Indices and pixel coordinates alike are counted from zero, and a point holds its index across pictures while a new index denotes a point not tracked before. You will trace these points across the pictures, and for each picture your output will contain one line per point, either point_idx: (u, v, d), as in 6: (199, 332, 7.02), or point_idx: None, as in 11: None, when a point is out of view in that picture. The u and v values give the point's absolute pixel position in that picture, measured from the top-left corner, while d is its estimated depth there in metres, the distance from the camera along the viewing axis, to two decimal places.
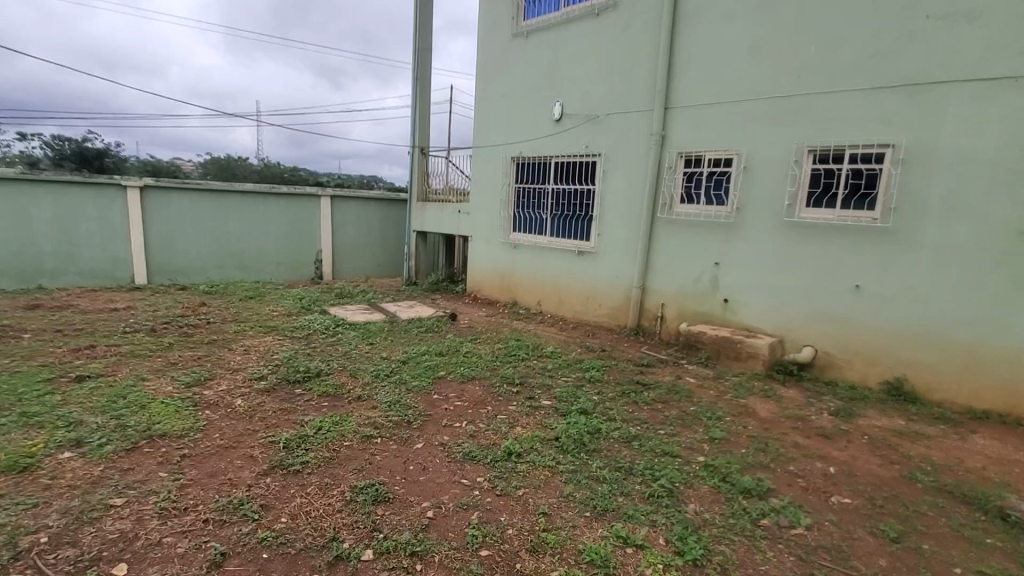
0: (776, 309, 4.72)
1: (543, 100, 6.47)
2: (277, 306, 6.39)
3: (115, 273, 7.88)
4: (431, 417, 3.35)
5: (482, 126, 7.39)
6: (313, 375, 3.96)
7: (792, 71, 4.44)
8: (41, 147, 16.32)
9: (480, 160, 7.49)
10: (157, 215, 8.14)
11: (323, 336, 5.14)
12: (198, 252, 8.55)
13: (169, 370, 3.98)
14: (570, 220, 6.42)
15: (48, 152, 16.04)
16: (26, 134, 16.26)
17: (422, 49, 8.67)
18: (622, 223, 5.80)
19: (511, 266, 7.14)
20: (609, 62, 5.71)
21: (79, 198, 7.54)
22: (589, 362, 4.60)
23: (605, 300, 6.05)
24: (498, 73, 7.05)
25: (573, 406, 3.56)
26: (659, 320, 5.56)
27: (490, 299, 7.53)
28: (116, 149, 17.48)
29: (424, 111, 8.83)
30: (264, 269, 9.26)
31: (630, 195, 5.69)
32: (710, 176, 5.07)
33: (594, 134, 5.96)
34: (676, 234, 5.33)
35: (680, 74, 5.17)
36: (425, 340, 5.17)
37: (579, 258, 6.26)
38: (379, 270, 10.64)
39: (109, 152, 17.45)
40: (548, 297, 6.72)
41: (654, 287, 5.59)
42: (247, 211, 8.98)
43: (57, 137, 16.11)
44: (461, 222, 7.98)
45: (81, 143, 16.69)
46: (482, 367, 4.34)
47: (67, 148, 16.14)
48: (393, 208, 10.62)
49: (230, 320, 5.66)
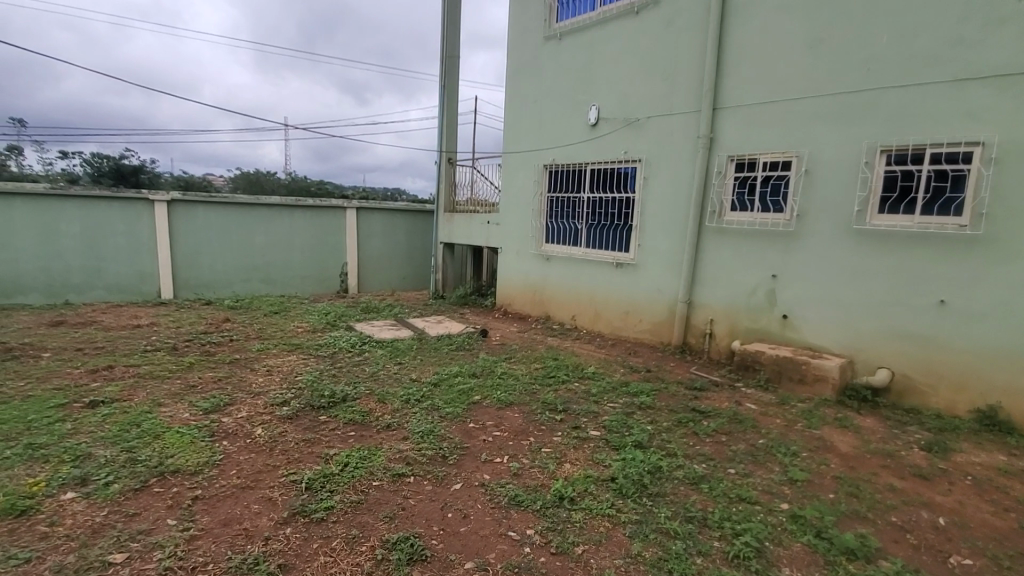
0: (843, 326, 4.25)
1: (577, 105, 6.15)
2: (302, 321, 6.16)
3: (141, 288, 7.80)
4: (469, 450, 3.00)
5: (512, 133, 7.09)
6: (339, 400, 3.65)
7: (860, 63, 4.02)
8: (81, 165, 16.78)
9: (510, 168, 7.19)
10: (183, 229, 8.05)
11: (349, 355, 4.86)
12: (223, 266, 8.43)
13: (188, 393, 3.73)
14: (607, 230, 6.04)
15: (88, 170, 16.49)
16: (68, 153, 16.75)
17: (449, 56, 8.46)
18: (665, 233, 5.40)
19: (544, 278, 6.79)
20: (650, 62, 5.36)
21: (108, 213, 7.50)
22: (636, 385, 4.19)
23: (646, 315, 5.64)
24: (528, 78, 6.76)
25: (627, 439, 3.16)
26: (707, 337, 5.13)
27: (521, 313, 7.19)
28: (152, 166, 17.85)
29: (452, 121, 8.61)
30: (289, 282, 9.10)
31: (673, 203, 5.30)
32: (765, 181, 4.65)
33: (633, 140, 5.60)
34: (726, 245, 4.90)
35: (729, 72, 4.79)
36: (456, 359, 4.84)
37: (617, 270, 5.87)
38: (405, 283, 10.40)
39: (145, 169, 17.84)
40: (583, 312, 6.34)
41: (702, 302, 5.16)
42: (272, 224, 8.85)
43: (96, 155, 16.53)
44: (490, 233, 7.67)
45: (120, 161, 17.09)
46: (519, 390, 3.97)
47: (106, 166, 16.55)
48: (418, 220, 10.40)
49: (254, 337, 5.43)
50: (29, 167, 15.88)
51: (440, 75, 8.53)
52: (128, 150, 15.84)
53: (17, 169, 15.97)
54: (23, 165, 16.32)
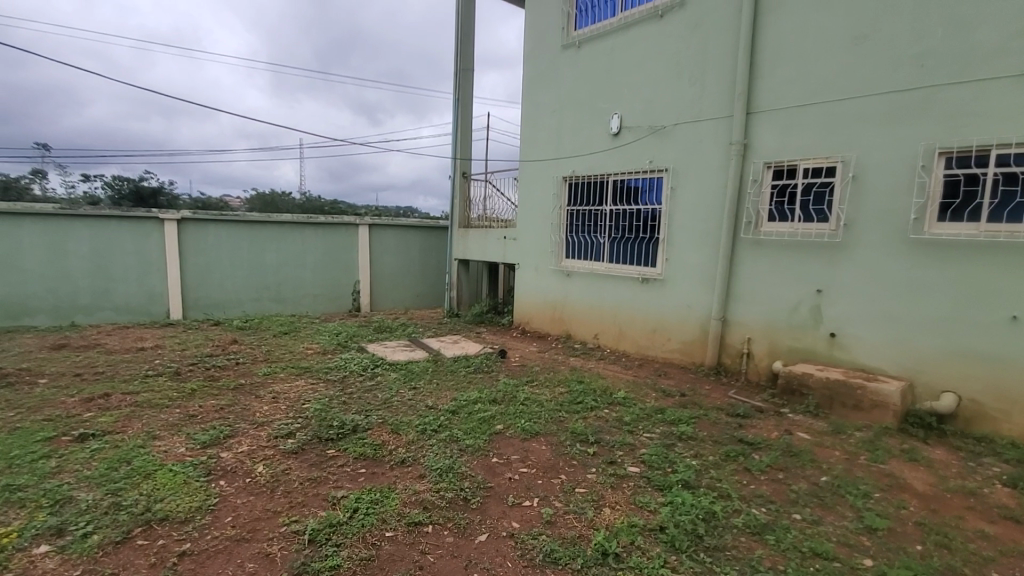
0: (901, 346, 3.85)
1: (598, 113, 5.88)
2: (312, 342, 5.89)
3: (150, 308, 7.62)
4: (493, 491, 2.65)
5: (529, 145, 6.84)
6: (348, 432, 3.34)
7: (912, 59, 3.69)
8: (102, 188, 16.95)
9: (527, 181, 6.92)
10: (193, 248, 7.88)
11: (360, 378, 4.56)
12: (234, 285, 8.24)
13: (186, 424, 3.44)
14: (632, 244, 5.72)
15: (107, 192, 16.64)
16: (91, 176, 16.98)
17: (463, 69, 8.28)
18: (695, 245, 5.06)
19: (564, 295, 6.46)
20: (676, 67, 5.09)
21: (117, 232, 7.35)
22: (673, 412, 3.82)
23: (676, 334, 5.27)
24: (545, 87, 6.53)
25: (671, 477, 2.79)
26: (745, 358, 4.75)
27: (540, 331, 6.86)
28: (171, 188, 17.99)
29: (466, 134, 8.40)
30: (300, 301, 8.88)
31: (704, 213, 4.96)
32: (807, 190, 4.31)
33: (659, 148, 5.30)
34: (764, 258, 4.55)
35: (763, 74, 4.50)
36: (474, 383, 4.51)
37: (643, 286, 5.53)
38: (418, 301, 10.14)
39: (164, 191, 18.00)
40: (606, 330, 5.99)
41: (737, 320, 4.79)
42: (284, 242, 8.66)
43: (115, 178, 16.68)
44: (507, 248, 7.38)
45: (139, 183, 17.24)
46: (544, 418, 3.62)
47: (125, 189, 16.69)
48: (432, 236, 10.17)
49: (261, 360, 5.16)
50: (51, 190, 16.05)
51: (454, 88, 8.35)
52: (148, 175, 16.46)
53: (38, 192, 16.16)
54: (44, 188, 16.49)
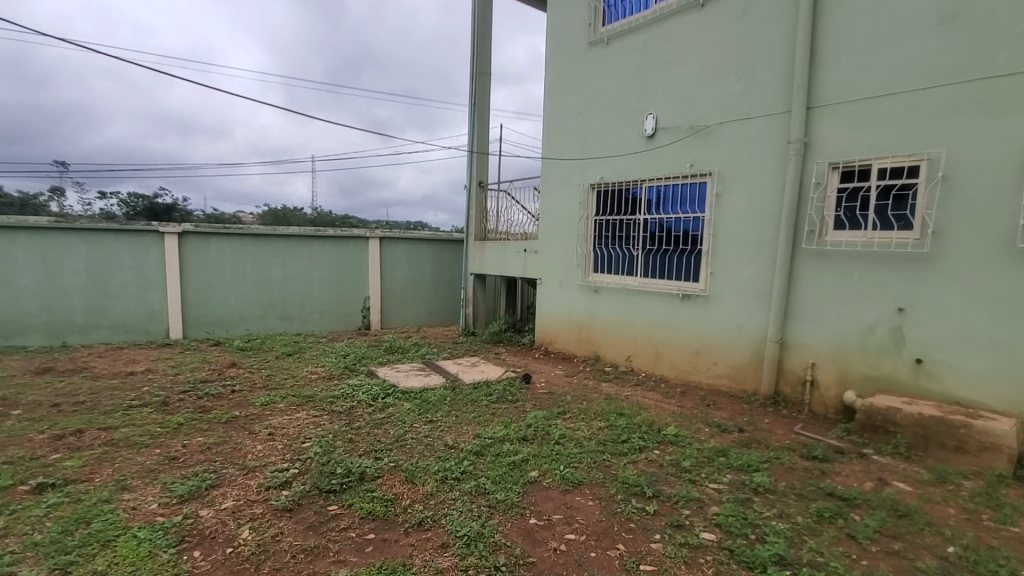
0: (1007, 375, 3.24)
1: (630, 114, 5.37)
2: (317, 366, 5.37)
3: (148, 327, 7.17)
4: (537, 570, 2.08)
5: (553, 150, 6.35)
6: (355, 481, 2.79)
7: (1015, 38, 3.14)
8: (117, 204, 16.78)
9: (549, 189, 6.42)
10: (195, 263, 7.45)
11: (369, 410, 4.01)
12: (237, 302, 7.79)
13: (165, 469, 2.92)
14: (670, 256, 5.16)
15: (123, 209, 16.45)
16: (106, 193, 16.84)
17: (480, 73, 7.85)
18: (747, 258, 4.49)
19: (592, 313, 5.90)
20: (720, 60, 4.59)
21: (115, 247, 6.94)
22: (737, 455, 3.22)
23: (723, 358, 4.69)
24: (570, 89, 6.05)
25: (760, 550, 2.19)
26: (808, 386, 4.16)
27: (565, 352, 6.29)
28: (185, 204, 17.78)
29: (482, 142, 7.94)
30: (307, 319, 8.40)
31: (756, 222, 4.41)
32: (883, 194, 3.75)
33: (701, 150, 4.77)
34: (831, 272, 3.99)
35: (825, 65, 3.99)
36: (499, 415, 3.94)
37: (684, 303, 4.96)
38: (430, 318, 9.64)
39: (178, 207, 17.80)
40: (640, 352, 5.41)
41: (798, 343, 4.21)
42: (290, 256, 8.21)
43: (132, 195, 16.53)
44: (528, 262, 6.85)
45: (155, 199, 17.07)
46: (586, 463, 3.04)
47: (140, 205, 16.49)
48: (446, 250, 9.68)
49: (260, 387, 4.64)
50: (68, 206, 15.89)
51: (470, 93, 7.92)
52: (162, 188, 15.50)
53: (56, 207, 16.02)
54: (61, 204, 16.31)
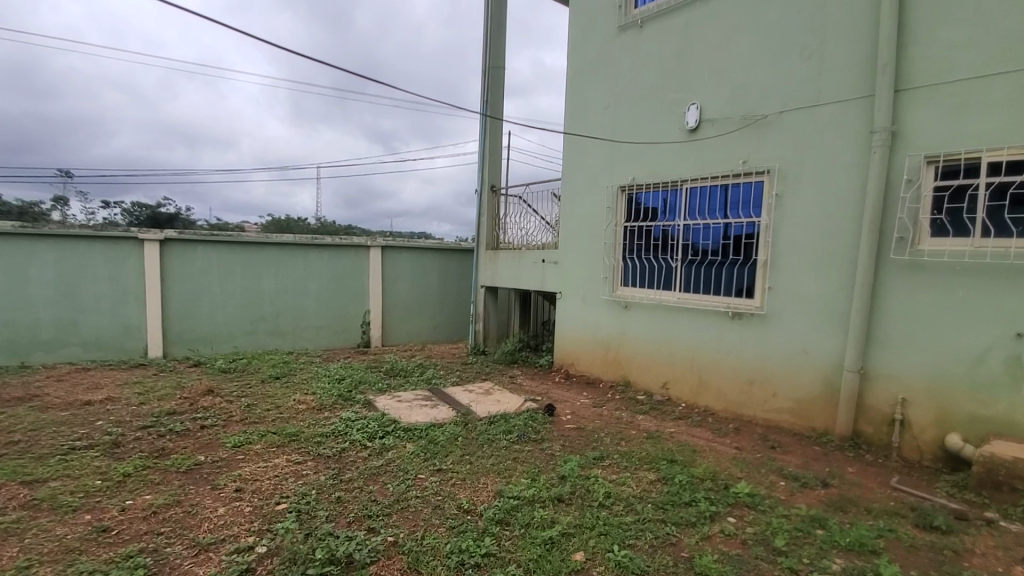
0: None
1: (668, 107, 4.69)
2: (307, 393, 4.64)
3: (125, 345, 6.49)
4: None
5: (576, 149, 5.67)
6: (339, 571, 2.05)
7: None
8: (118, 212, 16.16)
9: (572, 193, 5.74)
10: (178, 273, 6.77)
11: (364, 454, 3.29)
12: (224, 317, 7.11)
13: (88, 549, 2.19)
14: (716, 268, 4.45)
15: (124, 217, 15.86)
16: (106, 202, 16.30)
17: (494, 66, 7.18)
18: (816, 270, 3.77)
19: (621, 333, 5.18)
20: (781, 40, 3.94)
21: (88, 255, 6.28)
22: (839, 527, 2.47)
23: (785, 389, 3.97)
24: (596, 80, 5.39)
25: None
26: (897, 427, 3.41)
27: (589, 376, 5.56)
28: (187, 213, 17.21)
29: (495, 143, 7.28)
30: (302, 334, 7.71)
31: (828, 228, 3.70)
32: (998, 193, 3.05)
33: (757, 145, 4.09)
34: (926, 288, 3.27)
35: (916, 39, 3.30)
36: (523, 463, 3.19)
37: (736, 323, 4.23)
38: (436, 333, 8.94)
39: (180, 217, 17.22)
40: (680, 379, 4.68)
41: (883, 374, 3.48)
42: (284, 266, 7.53)
43: (134, 203, 15.99)
44: (546, 273, 6.14)
45: (156, 208, 16.50)
46: (646, 540, 2.30)
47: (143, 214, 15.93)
48: (453, 261, 8.98)
49: (236, 421, 3.91)
50: (67, 214, 15.31)
51: (482, 89, 7.25)
52: (167, 198, 13.68)
53: (57, 215, 15.39)
54: (64, 213, 15.65)
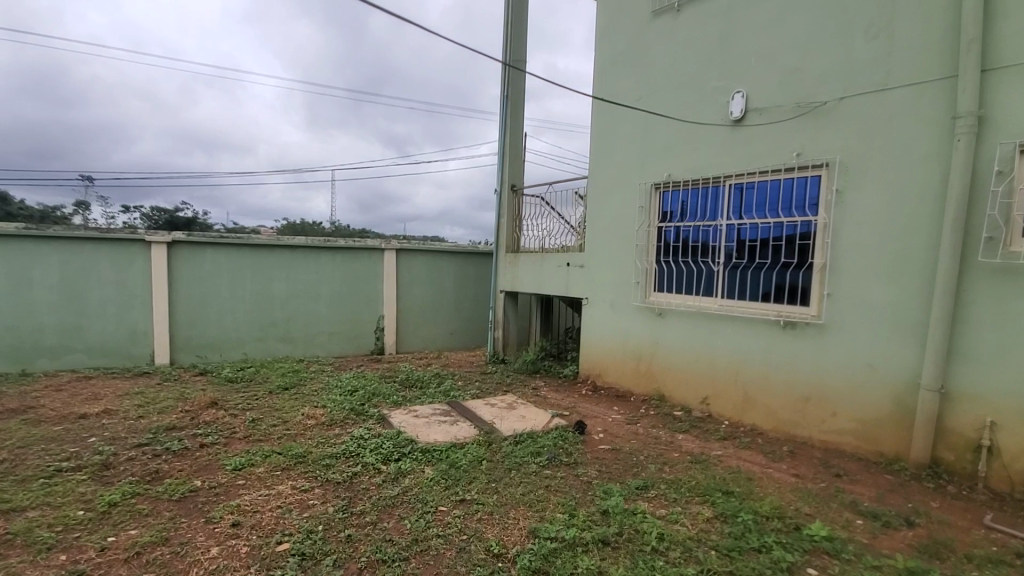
0: None
1: (708, 96, 4.31)
2: (317, 406, 4.31)
3: (131, 351, 6.25)
4: None
5: (604, 144, 5.30)
6: None
7: None
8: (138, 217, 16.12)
9: (600, 192, 5.37)
10: (186, 276, 6.52)
11: (378, 480, 2.93)
12: (233, 322, 6.84)
13: None
14: (763, 272, 4.05)
15: (143, 221, 15.81)
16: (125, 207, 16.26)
17: (514, 60, 6.84)
18: (885, 274, 3.35)
19: (655, 342, 4.77)
20: (842, 19, 3.53)
21: (94, 258, 6.06)
22: None
23: (846, 408, 3.54)
24: (627, 70, 5.02)
25: None
26: (984, 455, 2.97)
27: (618, 388, 5.16)
28: (205, 218, 17.12)
29: (516, 140, 6.94)
30: (313, 340, 7.41)
31: (901, 227, 3.28)
32: None
33: (813, 136, 3.69)
34: (1022, 295, 2.82)
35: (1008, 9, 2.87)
36: (557, 493, 2.81)
37: (788, 334, 3.82)
38: (452, 340, 8.60)
39: (198, 221, 17.14)
40: (722, 394, 4.26)
41: (968, 393, 3.03)
42: (296, 269, 7.25)
43: (154, 208, 15.98)
44: (571, 277, 5.76)
45: (175, 212, 16.45)
46: None
47: (161, 218, 15.86)
48: (470, 265, 8.63)
49: (239, 438, 3.59)
50: (88, 218, 15.31)
51: (502, 84, 6.92)
52: (184, 203, 12.12)
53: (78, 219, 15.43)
54: (85, 217, 15.68)
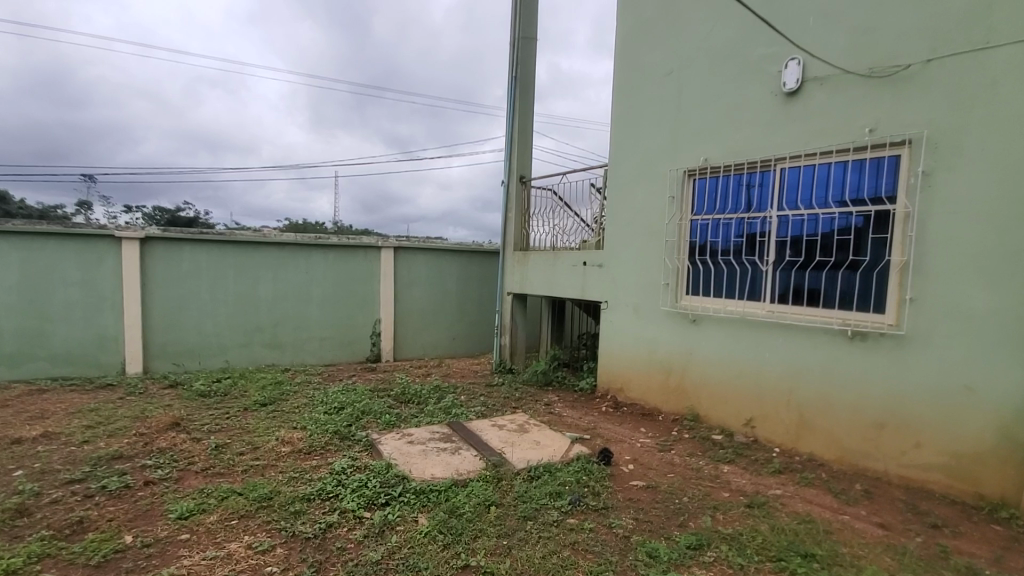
0: None
1: (754, 65, 3.67)
2: (295, 428, 3.68)
3: (100, 358, 5.65)
4: None
5: (627, 126, 4.67)
6: None
7: None
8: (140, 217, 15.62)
9: (621, 181, 4.73)
10: (162, 276, 5.92)
11: (357, 536, 2.30)
12: (215, 327, 6.24)
13: None
14: (825, 273, 3.41)
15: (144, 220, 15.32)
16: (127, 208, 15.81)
17: (524, 37, 6.21)
18: (987, 275, 2.70)
19: (688, 353, 4.14)
20: None
21: (58, 255, 5.45)
22: None
23: (933, 439, 2.90)
24: (655, 39, 4.37)
25: None
26: None
27: (644, 405, 4.53)
28: (206, 219, 16.59)
29: (525, 127, 6.31)
30: (303, 347, 6.80)
31: (1009, 217, 2.64)
32: None
33: (890, 108, 3.05)
34: None
35: None
36: (588, 557, 2.18)
37: (858, 347, 3.17)
38: (454, 347, 7.98)
39: (200, 221, 16.61)
40: (772, 417, 3.62)
41: None
42: (284, 269, 6.63)
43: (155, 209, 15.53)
44: (589, 279, 5.13)
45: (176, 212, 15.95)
46: None
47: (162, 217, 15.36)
48: (474, 264, 8.00)
49: (196, 471, 2.97)
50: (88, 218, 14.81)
51: (510, 63, 6.28)
52: (186, 201, 13.19)
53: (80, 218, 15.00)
54: (88, 216, 15.24)
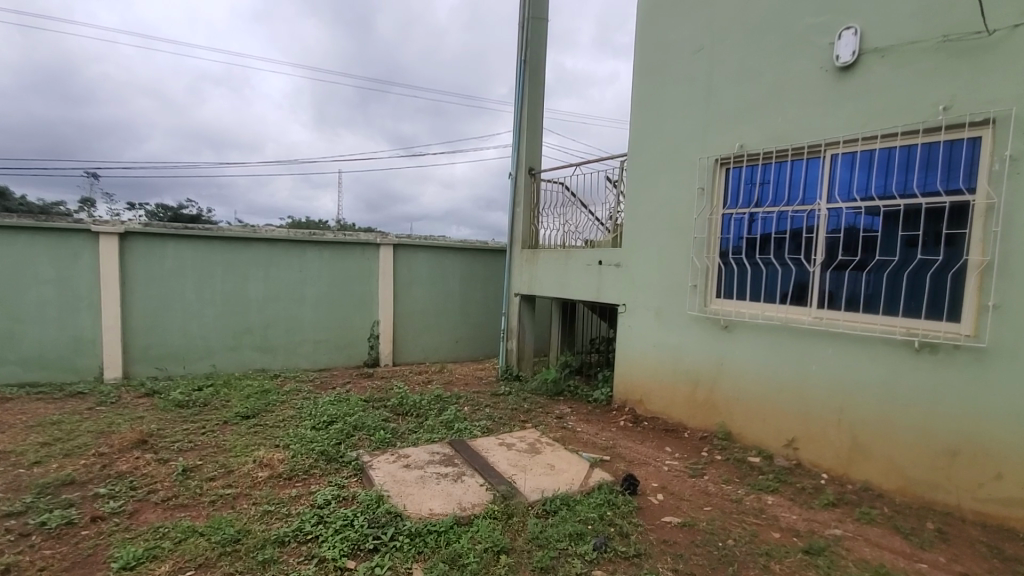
0: None
1: (801, 37, 3.21)
2: (277, 447, 3.26)
3: (76, 362, 5.25)
4: None
5: (650, 111, 4.22)
6: None
7: None
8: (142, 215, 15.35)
9: (643, 172, 4.28)
10: (143, 274, 5.51)
11: None
12: (201, 328, 5.83)
13: None
14: (884, 274, 2.96)
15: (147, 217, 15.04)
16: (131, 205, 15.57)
17: (535, 18, 5.77)
18: None
19: (718, 363, 3.70)
20: None
21: (30, 251, 5.04)
22: None
23: (1020, 470, 2.45)
24: (683, 12, 3.92)
25: None
26: None
27: (666, 420, 4.09)
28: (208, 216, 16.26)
29: (535, 114, 5.87)
30: (296, 350, 6.38)
31: None
32: None
33: (970, 80, 2.58)
34: None
35: None
36: None
37: (926, 361, 2.72)
38: (457, 350, 7.55)
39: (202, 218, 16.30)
40: (818, 437, 3.18)
41: None
42: (276, 266, 6.21)
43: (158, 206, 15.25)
44: (605, 279, 4.69)
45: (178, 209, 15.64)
46: None
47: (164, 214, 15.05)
48: (478, 262, 7.56)
49: (156, 503, 2.54)
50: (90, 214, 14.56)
51: (520, 46, 5.83)
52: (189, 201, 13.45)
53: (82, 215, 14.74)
54: (89, 212, 14.98)
